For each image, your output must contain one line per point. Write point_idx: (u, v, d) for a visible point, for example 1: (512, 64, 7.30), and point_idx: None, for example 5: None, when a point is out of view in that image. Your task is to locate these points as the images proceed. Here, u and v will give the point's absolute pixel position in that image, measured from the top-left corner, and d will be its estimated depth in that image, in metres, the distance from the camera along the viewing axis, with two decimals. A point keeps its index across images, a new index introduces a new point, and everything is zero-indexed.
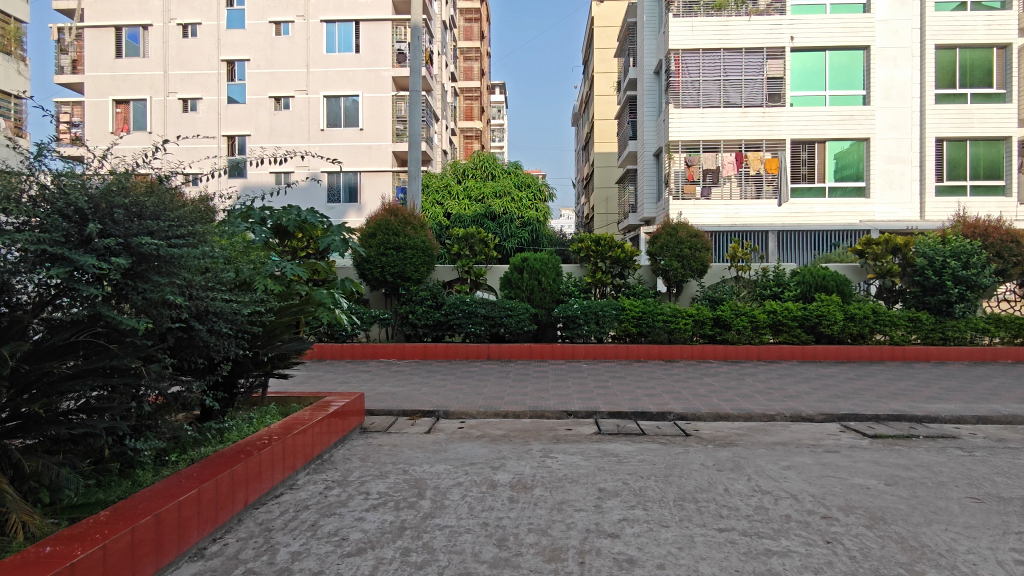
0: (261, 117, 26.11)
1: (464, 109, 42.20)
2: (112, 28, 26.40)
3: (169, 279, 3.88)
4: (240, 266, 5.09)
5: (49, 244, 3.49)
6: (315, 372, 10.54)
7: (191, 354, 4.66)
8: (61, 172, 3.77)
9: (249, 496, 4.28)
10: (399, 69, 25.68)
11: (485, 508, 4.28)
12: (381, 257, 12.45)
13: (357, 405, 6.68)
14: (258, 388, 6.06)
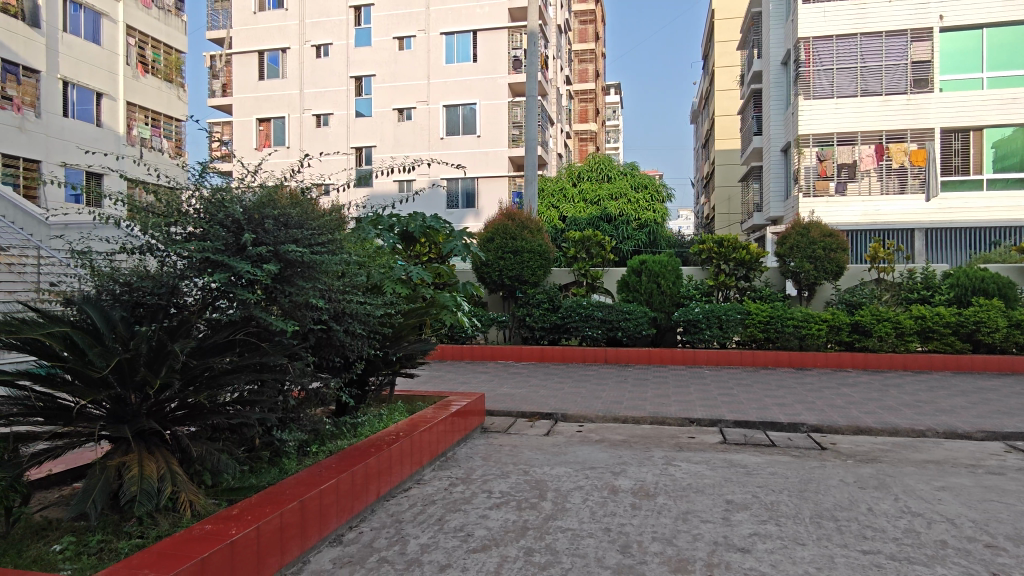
0: (386, 129, 27.52)
1: (579, 112, 42.17)
2: (256, 53, 28.89)
3: (311, 283, 4.23)
4: (371, 269, 5.41)
5: (209, 252, 3.91)
6: (438, 372, 10.97)
7: (329, 353, 5.00)
8: (218, 186, 4.18)
9: (381, 489, 4.51)
10: (516, 75, 26.08)
11: (606, 513, 4.25)
12: (499, 261, 12.71)
13: (479, 405, 6.84)
14: (386, 386, 6.35)
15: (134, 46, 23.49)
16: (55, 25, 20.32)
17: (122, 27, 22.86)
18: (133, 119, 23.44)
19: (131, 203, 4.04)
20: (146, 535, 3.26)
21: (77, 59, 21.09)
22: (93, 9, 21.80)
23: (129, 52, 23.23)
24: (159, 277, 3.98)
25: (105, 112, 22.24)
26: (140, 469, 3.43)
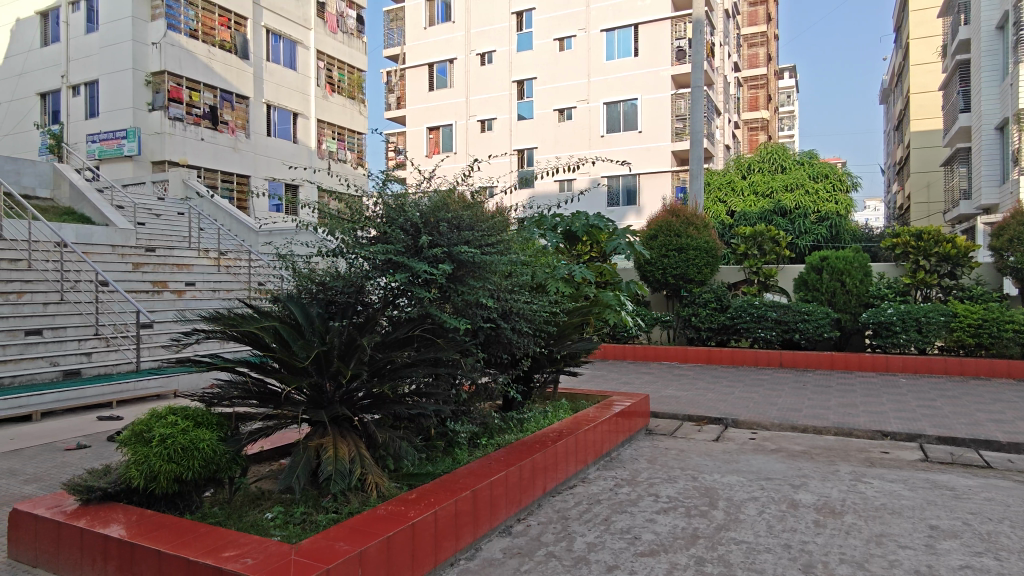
0: (547, 130, 27.96)
1: (748, 100, 39.91)
2: (427, 66, 30.78)
3: (481, 283, 4.44)
4: (537, 270, 5.52)
5: (392, 254, 4.24)
6: (601, 371, 10.95)
7: (498, 350, 5.16)
8: (395, 192, 4.50)
9: (547, 485, 4.59)
10: (679, 66, 25.11)
11: (786, 529, 3.96)
12: (663, 259, 12.37)
13: (643, 407, 6.71)
14: (551, 383, 6.45)
15: (323, 69, 26.04)
16: (260, 55, 23.13)
17: (313, 52, 25.46)
18: (322, 134, 26.01)
19: (323, 211, 4.47)
20: (341, 511, 3.60)
21: (277, 84, 23.84)
22: (289, 38, 24.49)
23: (319, 74, 25.81)
24: (349, 278, 4.40)
25: (299, 130, 24.95)
26: (334, 451, 3.76)
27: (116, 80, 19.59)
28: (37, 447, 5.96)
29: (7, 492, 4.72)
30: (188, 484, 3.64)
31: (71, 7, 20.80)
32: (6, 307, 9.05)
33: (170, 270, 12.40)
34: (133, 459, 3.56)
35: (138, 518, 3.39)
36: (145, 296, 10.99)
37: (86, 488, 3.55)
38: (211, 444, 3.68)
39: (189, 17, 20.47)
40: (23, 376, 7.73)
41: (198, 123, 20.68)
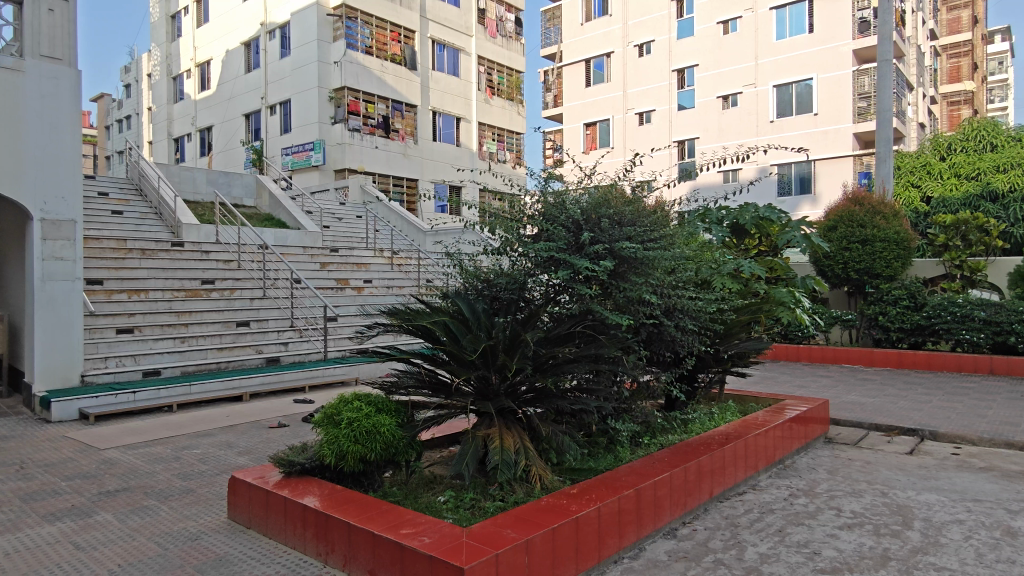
0: (710, 118, 26.75)
1: (948, 71, 35.27)
2: (584, 62, 30.85)
3: (643, 279, 4.38)
4: (702, 265, 5.31)
5: (554, 251, 4.30)
6: (771, 373, 10.32)
7: (660, 348, 5.02)
8: (555, 190, 4.55)
9: (714, 489, 4.41)
10: (863, 39, 22.76)
11: (1000, 559, 3.46)
12: (844, 252, 11.34)
13: (821, 413, 6.19)
14: (716, 384, 6.19)
15: (484, 73, 27.06)
16: (427, 65, 24.55)
17: (475, 57, 26.54)
18: (483, 136, 27.02)
19: (486, 210, 4.65)
20: (507, 500, 3.74)
21: (442, 91, 25.14)
22: (453, 47, 25.73)
23: (480, 78, 26.86)
24: (512, 275, 4.53)
25: (462, 134, 26.14)
26: (500, 442, 3.89)
27: (306, 98, 21.85)
28: (247, 424, 6.83)
29: (226, 461, 5.47)
30: (371, 464, 3.97)
31: (268, 36, 23.52)
32: (222, 301, 10.44)
33: (351, 268, 13.59)
34: (326, 438, 3.95)
35: (329, 491, 3.76)
36: (331, 291, 12.19)
37: (288, 461, 4.01)
38: (391, 429, 3.98)
39: (365, 35, 22.30)
40: (235, 362, 8.90)
41: (373, 133, 22.46)
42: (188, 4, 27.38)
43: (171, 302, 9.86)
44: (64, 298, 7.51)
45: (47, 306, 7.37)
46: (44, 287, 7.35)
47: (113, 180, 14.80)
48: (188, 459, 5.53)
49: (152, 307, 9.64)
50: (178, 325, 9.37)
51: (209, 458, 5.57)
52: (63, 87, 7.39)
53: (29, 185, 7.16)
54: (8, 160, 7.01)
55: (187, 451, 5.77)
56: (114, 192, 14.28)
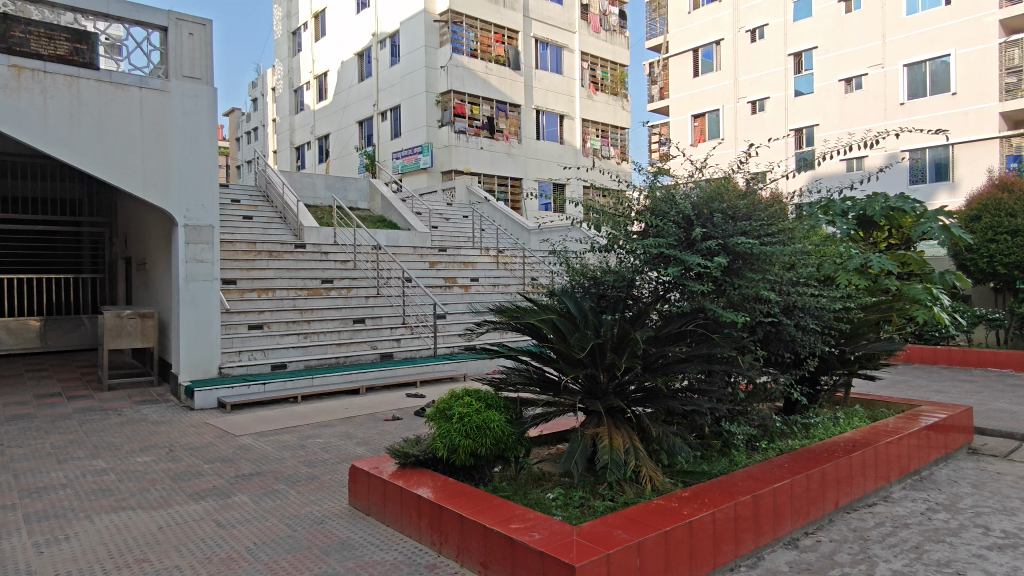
0: (831, 103, 25.10)
1: None
2: (691, 51, 29.88)
3: (761, 275, 4.19)
4: (826, 260, 4.99)
5: (664, 247, 4.20)
6: (904, 376, 9.53)
7: (778, 348, 4.77)
8: (664, 185, 4.46)
9: (840, 499, 4.14)
10: (1011, 8, 20.54)
11: None
12: (990, 245, 10.29)
13: (964, 421, 5.65)
14: (842, 387, 5.79)
15: (588, 69, 26.87)
16: (530, 65, 24.73)
17: (578, 54, 26.41)
18: (587, 133, 26.81)
19: (592, 207, 4.62)
20: (617, 500, 3.69)
21: (546, 89, 25.22)
22: (557, 44, 25.73)
23: (583, 75, 26.68)
24: (620, 272, 4.45)
25: (566, 131, 26.09)
26: (609, 441, 3.85)
27: (415, 103, 22.67)
28: (364, 416, 7.19)
29: (346, 450, 5.80)
30: (481, 459, 4.05)
31: (379, 45, 24.58)
32: (340, 300, 11.04)
33: (458, 267, 13.95)
34: (439, 432, 4.07)
35: (441, 483, 3.88)
36: (440, 289, 12.58)
37: (403, 453, 4.17)
38: (501, 425, 4.04)
39: (470, 39, 22.82)
40: (353, 357, 9.39)
41: (478, 134, 22.92)
42: (307, 19, 29.13)
43: (295, 300, 10.54)
44: (204, 297, 8.23)
45: (190, 304, 8.11)
46: (187, 287, 8.09)
47: (244, 188, 16.02)
48: (312, 447, 5.90)
49: (279, 305, 10.34)
50: (301, 321, 10.00)
51: (330, 448, 5.91)
52: (201, 103, 8.09)
53: (175, 194, 7.91)
54: (158, 173, 7.78)
55: (311, 440, 6.16)
56: (244, 199, 15.45)
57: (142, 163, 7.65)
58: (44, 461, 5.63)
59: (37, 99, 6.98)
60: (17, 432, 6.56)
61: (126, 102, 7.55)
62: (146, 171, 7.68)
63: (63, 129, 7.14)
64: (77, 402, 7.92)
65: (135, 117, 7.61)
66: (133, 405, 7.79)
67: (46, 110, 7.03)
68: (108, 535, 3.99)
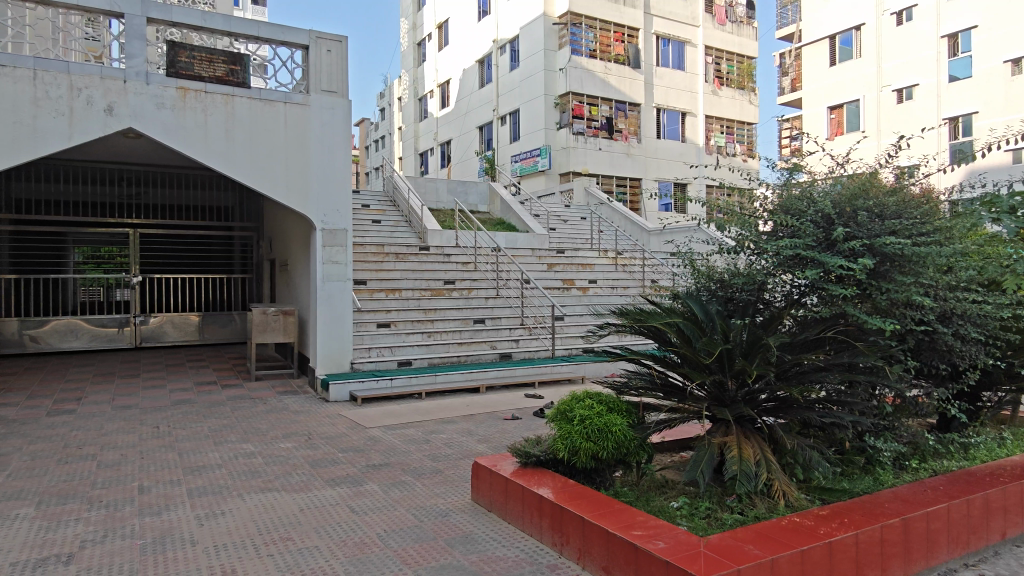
0: (994, 88, 22.58)
1: None
2: (827, 39, 27.96)
3: (914, 278, 3.84)
4: (991, 262, 4.49)
5: (801, 248, 3.95)
6: None
7: (933, 358, 4.33)
8: (800, 181, 4.23)
9: (1007, 530, 3.70)
10: None
11: None
12: None
13: None
14: (1008, 405, 5.17)
15: (712, 63, 25.88)
16: (651, 62, 24.24)
17: (702, 49, 25.54)
18: (711, 130, 25.81)
19: (719, 207, 4.47)
20: (747, 514, 3.51)
21: (668, 86, 24.59)
22: (679, 40, 25.04)
23: (707, 70, 25.74)
24: (750, 275, 4.25)
25: (688, 129, 25.32)
26: (739, 451, 3.68)
27: (533, 107, 22.93)
28: (484, 414, 7.36)
29: (468, 447, 5.96)
30: (602, 463, 4.00)
31: (500, 51, 25.12)
32: (462, 300, 11.38)
33: (576, 269, 13.94)
34: (560, 434, 4.07)
35: (562, 484, 3.88)
36: (558, 291, 12.63)
37: (525, 452, 4.22)
38: (622, 429, 3.98)
39: (590, 39, 22.74)
40: (473, 356, 9.63)
41: (597, 135, 22.81)
42: (431, 30, 30.35)
43: (419, 300, 11.00)
44: (339, 296, 8.78)
45: (326, 302, 8.69)
46: (323, 286, 8.67)
47: (373, 193, 16.91)
48: (436, 442, 6.13)
49: (405, 304, 10.84)
50: (425, 320, 10.42)
51: (453, 443, 6.10)
52: (337, 115, 8.64)
53: (314, 201, 8.50)
54: (300, 181, 8.40)
55: (435, 435, 6.40)
56: (373, 204, 16.31)
57: (286, 172, 8.30)
58: (203, 443, 6.26)
59: (200, 116, 7.78)
60: (181, 415, 7.34)
61: (273, 117, 8.22)
62: (290, 180, 8.33)
63: (221, 142, 7.90)
64: (230, 391, 8.73)
65: (281, 130, 8.27)
66: (277, 395, 8.46)
67: (207, 126, 7.81)
68: (257, 513, 4.37)
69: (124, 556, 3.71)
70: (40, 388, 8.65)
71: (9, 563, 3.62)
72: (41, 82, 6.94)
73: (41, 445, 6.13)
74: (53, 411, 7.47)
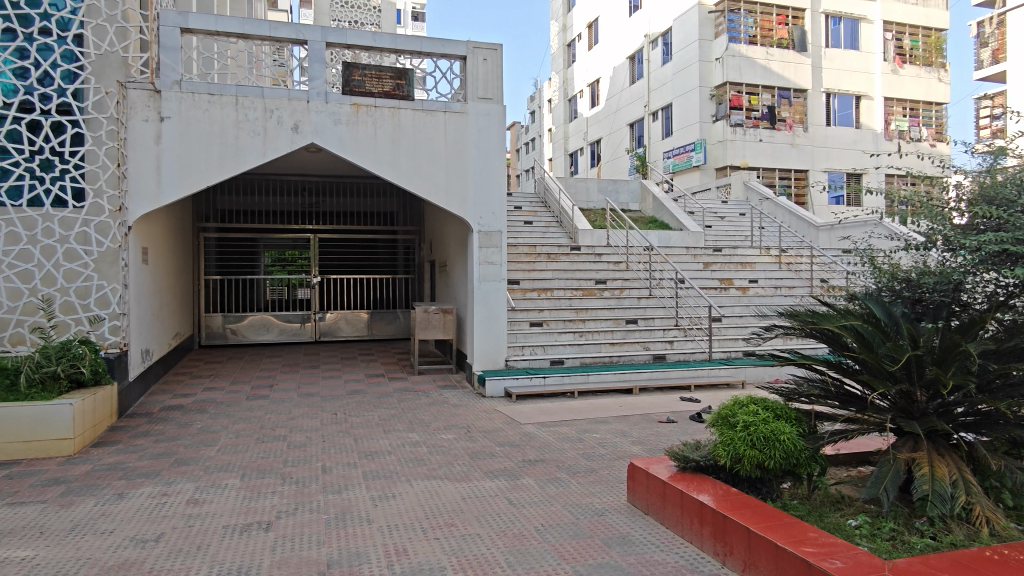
0: None
1: None
2: None
3: None
4: None
5: (1007, 243, 3.49)
6: None
7: None
8: (1006, 167, 3.73)
9: None
10: None
11: None
12: None
13: None
14: None
15: (892, 39, 23.35)
16: (819, 44, 22.44)
17: (879, 24, 23.16)
18: (891, 113, 23.32)
19: (905, 199, 4.07)
20: (940, 539, 3.15)
21: (839, 69, 22.61)
22: (852, 17, 22.93)
23: (886, 47, 23.27)
24: (944, 274, 3.82)
25: (863, 113, 23.11)
26: (932, 470, 3.31)
27: (688, 100, 22.18)
28: (638, 415, 7.27)
29: (622, 448, 5.91)
30: (769, 473, 3.78)
31: (651, 46, 24.55)
32: (614, 300, 11.30)
33: (736, 268, 13.28)
34: (721, 440, 3.89)
35: (724, 492, 3.73)
36: (715, 291, 12.11)
37: (683, 457, 4.09)
38: (791, 438, 3.74)
39: (749, 25, 21.54)
40: (626, 356, 9.55)
41: (757, 126, 21.56)
42: (582, 30, 30.42)
43: (571, 300, 11.10)
44: (494, 295, 9.09)
45: (482, 301, 9.04)
46: (480, 286, 9.03)
47: (526, 195, 17.28)
48: (590, 442, 6.15)
49: (556, 304, 10.99)
50: (577, 320, 10.49)
51: (607, 444, 6.08)
52: (493, 121, 8.96)
53: (472, 204, 8.89)
54: (458, 186, 8.83)
55: (589, 435, 6.41)
56: (526, 205, 16.65)
57: (446, 178, 8.76)
58: (374, 430, 6.79)
59: (371, 129, 8.45)
60: (354, 404, 8.02)
61: (435, 125, 8.71)
62: (449, 185, 8.78)
63: (390, 151, 8.52)
64: (396, 383, 9.40)
65: (442, 138, 8.74)
66: (438, 389, 8.96)
67: (376, 138, 8.47)
68: (424, 498, 4.67)
69: (313, 528, 4.14)
70: (240, 375, 9.87)
71: (222, 526, 4.19)
72: (242, 107, 7.90)
73: (242, 425, 7.00)
74: (251, 396, 8.50)
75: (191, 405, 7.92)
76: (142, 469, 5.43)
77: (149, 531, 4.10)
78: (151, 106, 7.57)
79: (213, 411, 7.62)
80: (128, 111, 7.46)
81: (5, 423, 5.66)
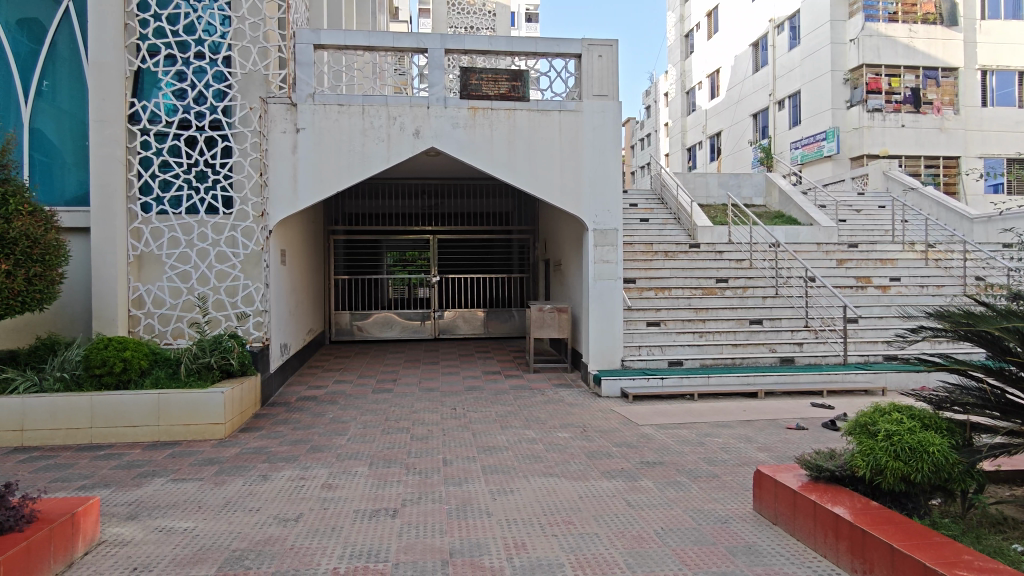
0: None
1: None
2: None
3: None
4: None
5: None
6: None
7: None
8: None
9: None
10: None
11: None
12: None
13: None
14: None
15: None
16: (974, 15, 20.20)
17: None
18: None
19: None
20: None
21: (998, 42, 20.22)
22: None
23: None
24: None
25: None
26: None
27: (818, 86, 20.80)
28: (764, 421, 6.91)
29: (747, 454, 5.65)
30: (917, 487, 3.46)
31: (777, 31, 23.26)
32: (736, 299, 10.81)
33: (874, 265, 12.26)
34: (860, 450, 3.61)
35: (863, 506, 3.45)
36: (850, 290, 11.26)
37: (816, 466, 3.83)
38: (943, 450, 3.40)
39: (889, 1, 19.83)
40: (750, 359, 9.12)
41: (899, 110, 19.83)
42: (701, 19, 29.40)
43: (690, 299, 10.76)
44: (609, 294, 8.99)
45: (598, 300, 8.96)
46: (594, 285, 8.96)
47: (642, 192, 16.93)
48: (711, 446, 5.93)
49: (674, 303, 10.69)
50: (696, 320, 10.15)
51: (730, 449, 5.84)
52: (607, 118, 8.86)
53: (586, 203, 8.85)
54: (573, 184, 8.83)
55: (710, 439, 6.19)
56: (642, 203, 16.29)
57: (561, 177, 8.78)
58: (492, 426, 6.94)
59: (487, 132, 8.63)
60: (473, 400, 8.24)
61: (549, 125, 8.75)
62: (564, 184, 8.79)
63: (505, 152, 8.67)
64: (512, 380, 9.56)
65: (557, 137, 8.77)
66: (553, 387, 9.01)
67: (493, 139, 8.64)
68: (541, 495, 4.71)
69: (435, 517, 4.31)
70: (367, 369, 10.45)
71: (354, 510, 4.46)
72: (368, 115, 8.34)
73: (370, 416, 7.41)
74: (377, 389, 8.98)
75: (323, 396, 8.49)
76: (283, 453, 5.89)
77: (290, 511, 4.44)
78: (288, 119, 8.17)
79: (344, 402, 8.12)
80: (269, 124, 8.11)
81: (169, 407, 6.34)
